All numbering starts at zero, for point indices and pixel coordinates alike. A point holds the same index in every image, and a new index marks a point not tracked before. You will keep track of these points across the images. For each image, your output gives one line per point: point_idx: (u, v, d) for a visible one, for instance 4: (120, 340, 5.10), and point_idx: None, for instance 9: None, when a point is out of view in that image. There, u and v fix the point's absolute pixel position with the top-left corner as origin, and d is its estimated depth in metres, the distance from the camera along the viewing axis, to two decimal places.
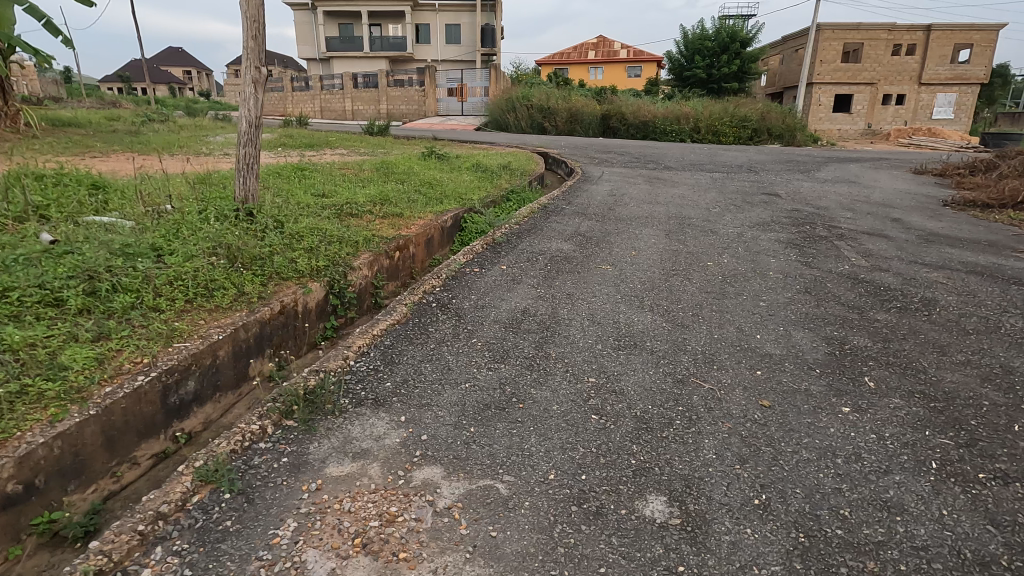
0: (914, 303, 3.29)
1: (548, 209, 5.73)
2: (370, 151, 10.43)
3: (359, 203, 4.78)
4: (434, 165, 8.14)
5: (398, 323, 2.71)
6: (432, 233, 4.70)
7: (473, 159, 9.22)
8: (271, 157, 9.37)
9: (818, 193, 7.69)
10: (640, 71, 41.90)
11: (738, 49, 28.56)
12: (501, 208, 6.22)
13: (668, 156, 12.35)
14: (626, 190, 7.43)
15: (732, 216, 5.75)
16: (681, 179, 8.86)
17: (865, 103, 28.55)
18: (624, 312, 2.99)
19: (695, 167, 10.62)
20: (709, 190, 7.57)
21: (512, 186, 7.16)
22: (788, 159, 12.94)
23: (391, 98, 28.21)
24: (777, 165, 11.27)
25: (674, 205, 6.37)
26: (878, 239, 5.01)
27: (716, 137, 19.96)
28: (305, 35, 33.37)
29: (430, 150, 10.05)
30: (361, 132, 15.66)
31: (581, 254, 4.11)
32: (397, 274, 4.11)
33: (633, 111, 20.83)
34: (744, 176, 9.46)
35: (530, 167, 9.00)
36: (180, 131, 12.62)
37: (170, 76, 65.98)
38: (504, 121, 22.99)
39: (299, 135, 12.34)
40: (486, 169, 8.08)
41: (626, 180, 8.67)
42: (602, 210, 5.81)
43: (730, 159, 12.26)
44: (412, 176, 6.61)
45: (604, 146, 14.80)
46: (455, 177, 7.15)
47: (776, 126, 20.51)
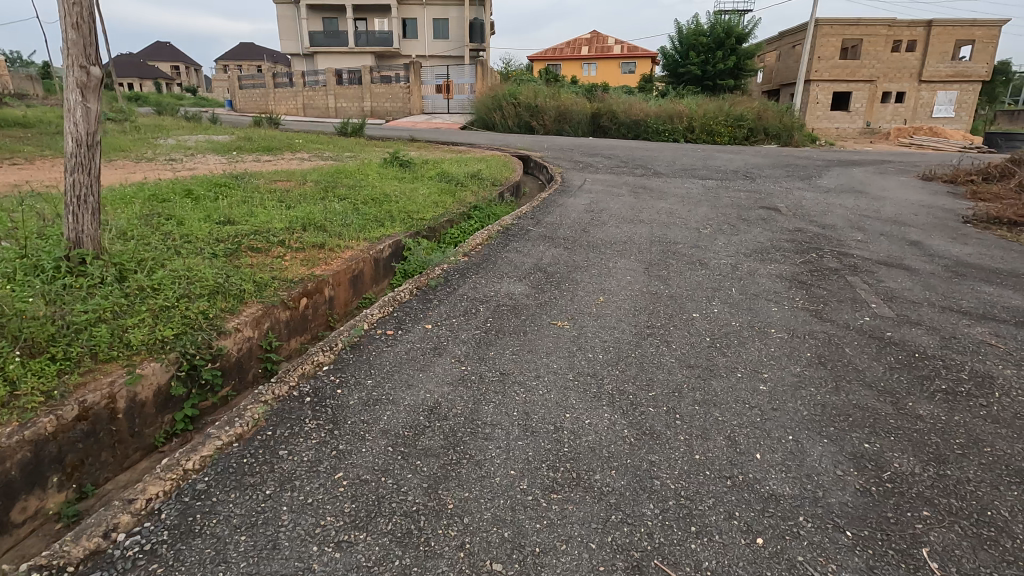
0: (964, 384, 2.48)
1: (510, 232, 4.94)
2: (335, 157, 9.61)
3: (271, 231, 3.94)
4: (396, 174, 7.32)
5: (237, 440, 1.88)
6: (360, 268, 3.87)
7: (444, 165, 8.41)
8: (221, 164, 8.53)
9: (821, 206, 6.90)
10: (634, 67, 41.00)
11: (734, 45, 27.76)
12: (461, 228, 5.40)
13: (658, 160, 11.53)
14: (606, 203, 6.63)
15: (723, 239, 4.98)
16: (670, 188, 8.08)
17: (864, 101, 27.77)
18: (574, 410, 2.16)
19: (687, 173, 9.82)
20: (700, 203, 6.78)
21: (478, 199, 6.35)
22: (787, 163, 12.16)
23: (375, 95, 27.25)
24: (774, 171, 10.47)
25: (658, 224, 5.58)
26: (895, 271, 4.23)
27: (711, 137, 19.15)
28: (288, 29, 32.31)
29: (399, 156, 9.22)
30: (335, 133, 14.77)
31: (535, 301, 3.30)
32: (304, 327, 3.28)
33: (624, 110, 20.00)
34: (739, 185, 8.67)
35: (505, 175, 8.19)
36: (134, 132, 11.73)
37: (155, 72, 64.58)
38: (491, 120, 22.10)
39: (261, 137, 11.48)
40: (454, 178, 7.27)
41: (608, 189, 7.86)
42: (574, 233, 5.02)
43: (725, 163, 11.44)
44: (360, 191, 5.77)
45: (591, 147, 13.98)
46: (414, 189, 6.33)
47: (773, 126, 19.69)
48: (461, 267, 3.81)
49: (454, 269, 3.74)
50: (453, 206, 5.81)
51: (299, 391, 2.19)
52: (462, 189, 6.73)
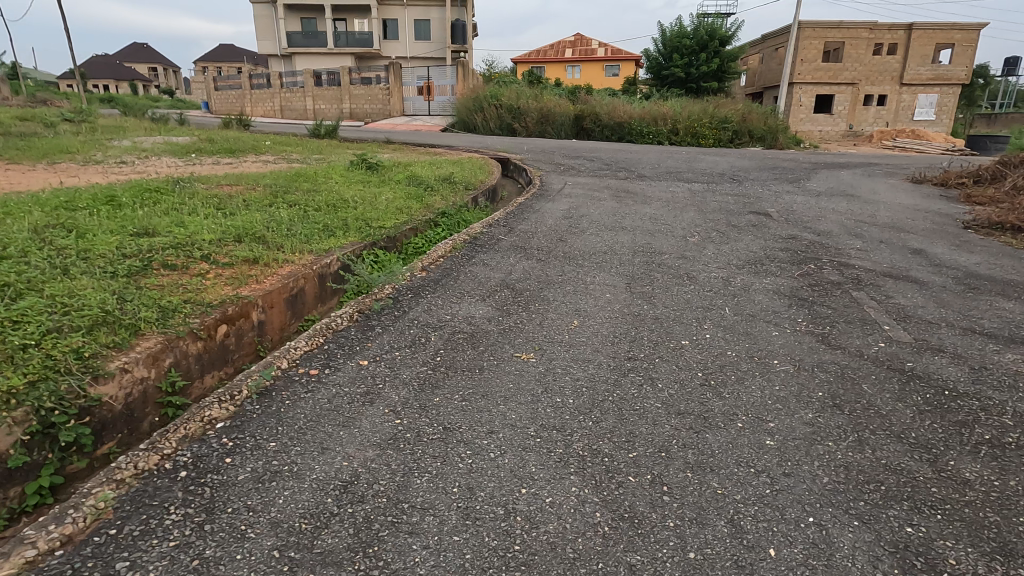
0: (1010, 432, 2.04)
1: (479, 242, 4.44)
2: (301, 159, 9.06)
3: (197, 242, 3.42)
4: (362, 178, 6.81)
5: (60, 547, 1.37)
6: (300, 286, 3.37)
7: (416, 168, 7.92)
8: (175, 167, 7.95)
9: (814, 211, 6.51)
10: (618, 70, 40.82)
11: (717, 48, 27.65)
12: (426, 238, 4.90)
13: (642, 162, 11.13)
14: (586, 208, 6.17)
15: (712, 249, 4.53)
16: (655, 192, 7.65)
17: (846, 104, 27.77)
18: (531, 485, 1.67)
19: (671, 176, 9.44)
20: (686, 209, 6.34)
21: (449, 205, 5.85)
22: (773, 165, 11.84)
23: (354, 97, 26.63)
24: (762, 174, 10.11)
25: (641, 231, 5.12)
26: (903, 284, 3.81)
27: (695, 139, 18.86)
28: (265, 29, 31.56)
29: (370, 158, 8.71)
30: (307, 135, 14.19)
31: (497, 326, 2.82)
32: (222, 359, 2.75)
33: (608, 112, 19.65)
34: (726, 188, 8.29)
35: (481, 179, 7.71)
36: (89, 133, 11.06)
37: (132, 73, 63.18)
38: (472, 122, 21.62)
39: (226, 139, 10.88)
40: (424, 181, 6.78)
41: (589, 193, 7.41)
42: (549, 243, 4.54)
43: (711, 165, 11.06)
44: (316, 196, 5.25)
45: (573, 149, 13.57)
46: (378, 194, 5.82)
47: (757, 128, 19.46)
48: (415, 286, 3.30)
49: (407, 289, 3.23)
50: (418, 213, 5.31)
51: (172, 463, 1.67)
52: (432, 194, 6.24)
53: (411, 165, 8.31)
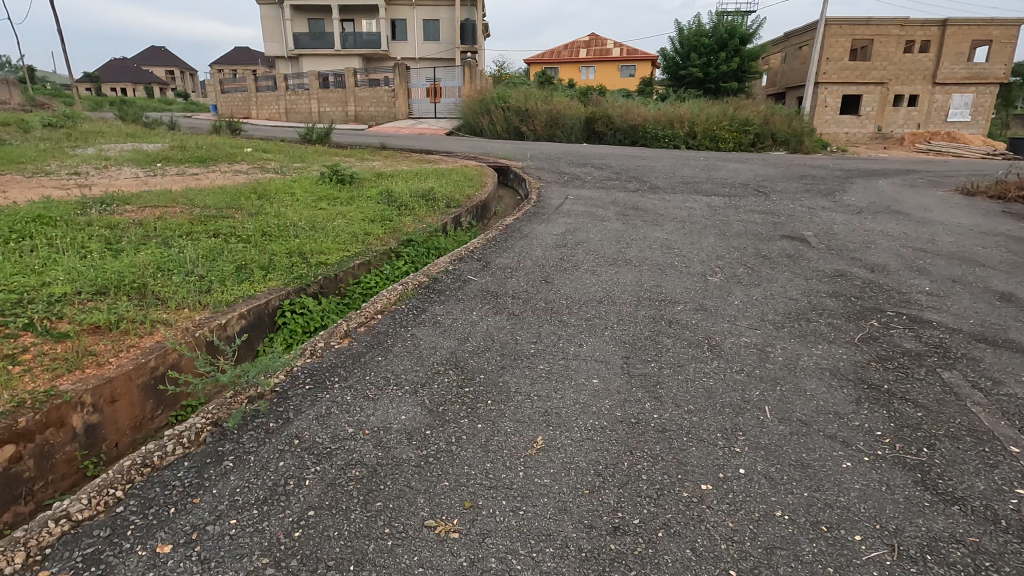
0: None
1: (439, 284, 3.49)
2: (276, 170, 8.26)
3: (35, 303, 2.55)
4: (329, 195, 5.93)
5: None
6: (169, 364, 2.45)
7: (398, 181, 7.03)
8: (130, 180, 7.17)
9: (859, 236, 5.45)
10: (633, 71, 39.65)
11: (737, 46, 26.45)
12: (382, 276, 3.98)
13: (655, 171, 10.10)
14: (584, 231, 5.20)
15: (738, 295, 3.53)
16: (667, 208, 6.66)
17: (875, 105, 26.32)
18: None
19: (687, 187, 8.43)
20: (704, 232, 5.35)
21: (420, 229, 4.93)
22: (803, 173, 10.73)
23: (360, 99, 25.96)
24: (790, 184, 9.03)
25: (648, 265, 4.14)
26: (1008, 355, 2.77)
27: (714, 143, 17.73)
28: (272, 31, 31.08)
29: (351, 169, 7.87)
30: (299, 140, 13.44)
31: (420, 451, 1.87)
32: (6, 499, 1.84)
33: (621, 114, 18.61)
34: (751, 203, 7.26)
35: (469, 194, 6.78)
36: (62, 139, 10.41)
37: (150, 77, 63.78)
38: (478, 125, 20.73)
39: (204, 146, 10.15)
40: (398, 198, 5.86)
41: (590, 209, 6.44)
42: (530, 286, 3.57)
43: (732, 174, 10.01)
44: (254, 220, 4.36)
45: (582, 155, 12.60)
46: (335, 218, 4.92)
47: (781, 131, 18.27)
48: (322, 368, 2.35)
49: (306, 375, 2.28)
50: (378, 242, 4.39)
51: None
52: (403, 216, 5.32)
53: (395, 177, 7.47)
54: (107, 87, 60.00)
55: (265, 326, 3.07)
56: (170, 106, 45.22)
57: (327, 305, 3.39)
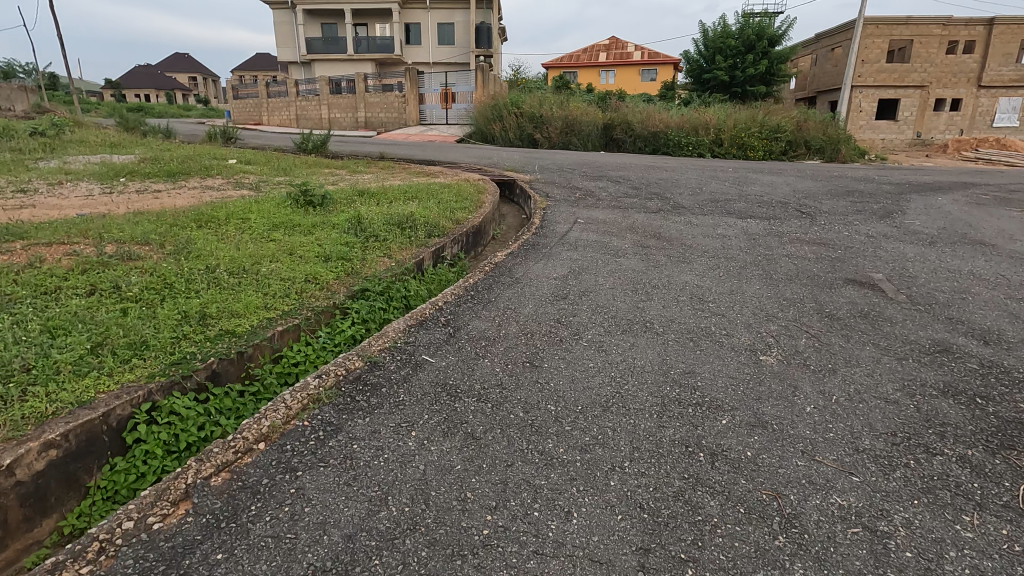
0: None
1: (375, 374, 2.45)
2: (249, 187, 7.35)
3: None
4: (286, 224, 4.96)
5: None
6: None
7: (379, 202, 6.04)
8: (78, 201, 6.35)
9: (942, 278, 4.30)
10: (654, 75, 38.42)
11: (765, 48, 25.12)
12: (314, 349, 2.96)
13: (679, 186, 8.99)
14: (591, 273, 4.15)
15: (808, 392, 2.44)
16: (694, 236, 5.58)
17: (913, 108, 24.71)
18: None
19: (717, 207, 7.33)
20: (744, 274, 4.25)
21: (384, 273, 3.91)
22: (848, 187, 9.51)
23: (370, 105, 25.23)
24: (836, 203, 7.84)
25: (674, 333, 3.06)
26: None
27: (743, 151, 16.48)
28: (284, 36, 30.61)
29: (331, 188, 6.93)
30: (294, 149, 12.61)
31: None
32: None
33: (641, 120, 17.46)
34: (794, 228, 6.14)
35: (460, 219, 5.76)
36: (35, 150, 9.73)
37: (173, 83, 64.42)
38: (490, 132, 19.78)
39: (183, 157, 9.32)
40: (369, 227, 4.86)
41: (602, 238, 5.38)
42: (506, 376, 2.52)
43: (767, 190, 8.87)
44: (161, 266, 3.38)
45: (597, 166, 11.54)
46: (277, 261, 3.92)
47: (815, 138, 16.94)
48: None
49: None
50: (321, 294, 3.40)
51: None
52: (369, 254, 4.31)
53: (379, 198, 6.50)
54: (130, 93, 60.72)
55: (104, 449, 2.07)
56: (188, 112, 45.29)
57: (211, 407, 2.37)
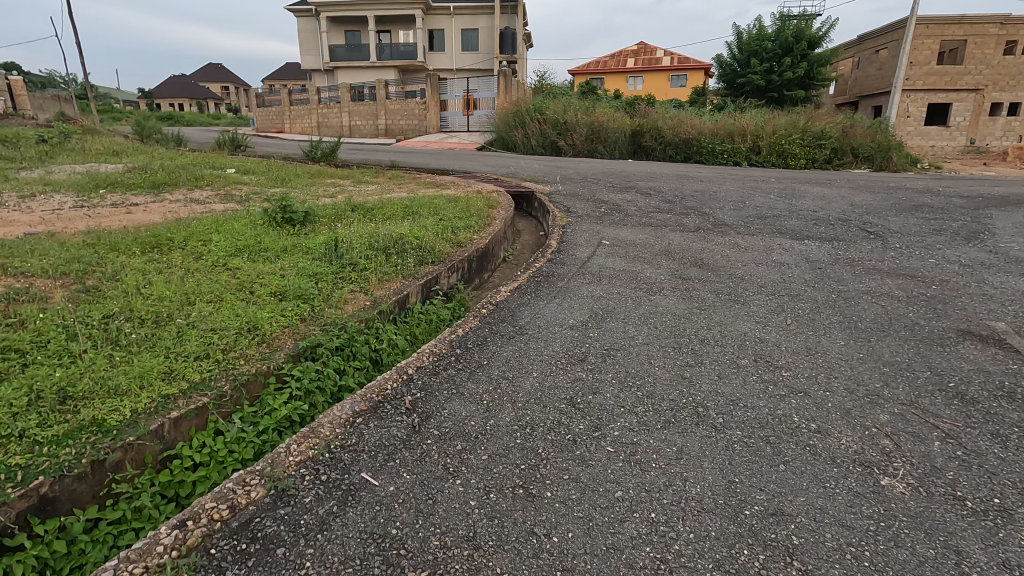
0: None
1: (276, 516, 1.57)
2: (235, 201, 6.65)
3: None
4: (251, 248, 4.16)
5: None
6: None
7: (370, 221, 5.21)
8: (41, 215, 5.71)
9: None
10: (684, 81, 37.22)
11: (804, 50, 23.82)
12: (222, 444, 2.09)
13: (717, 200, 7.99)
14: (619, 319, 3.23)
15: (984, 568, 1.47)
16: (744, 263, 4.61)
17: (967, 114, 23.03)
18: None
19: (766, 225, 6.33)
20: (819, 322, 3.28)
21: (349, 320, 3.04)
22: (914, 201, 8.35)
23: (391, 112, 24.74)
24: (906, 220, 6.73)
25: (741, 430, 2.10)
26: None
27: (783, 160, 15.39)
28: (308, 43, 30.51)
29: (323, 204, 6.17)
30: (301, 157, 12.00)
31: None
32: None
33: (672, 126, 16.43)
34: (865, 253, 5.10)
35: (463, 241, 4.89)
36: (27, 158, 9.27)
37: (206, 93, 65.72)
38: (512, 139, 19.00)
39: (177, 166, 8.72)
40: (347, 254, 4.01)
41: (631, 266, 4.46)
42: (484, 519, 1.60)
43: (820, 204, 7.79)
44: (48, 314, 2.59)
45: (625, 176, 10.59)
46: (217, 302, 3.09)
47: (863, 145, 15.64)
48: None
49: None
50: (256, 353, 2.55)
51: None
52: (339, 291, 3.46)
53: (374, 215, 5.71)
54: (164, 102, 62.13)
55: None
56: (217, 120, 45.84)
57: (15, 569, 1.52)
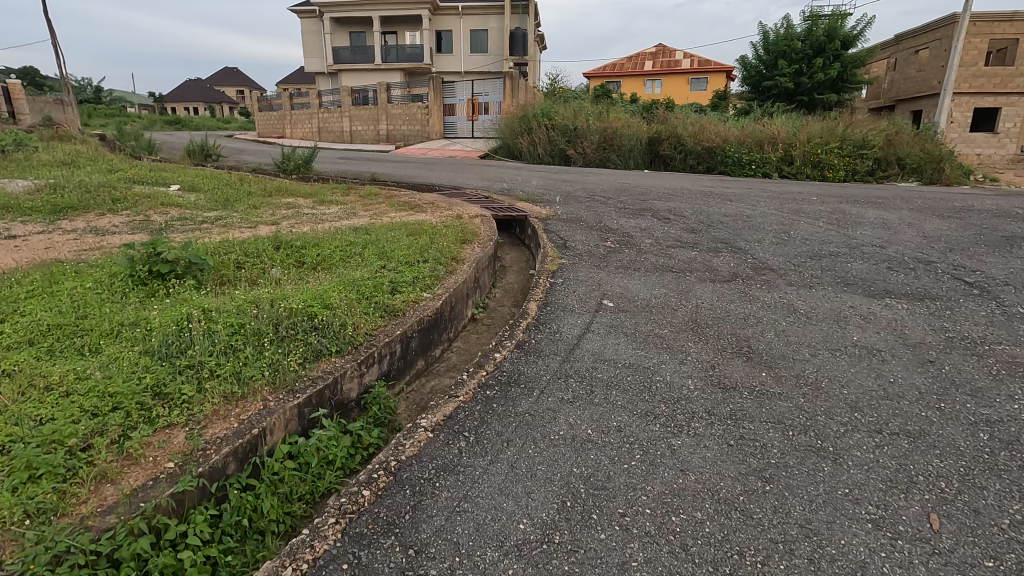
0: None
1: None
2: (145, 233, 5.31)
3: None
4: (60, 330, 2.76)
5: None
6: None
7: (277, 276, 3.81)
8: None
9: None
10: (704, 84, 35.52)
11: (837, 51, 22.07)
12: None
13: (754, 229, 6.45)
14: (612, 518, 1.73)
15: None
16: (812, 350, 3.09)
17: (1018, 119, 20.96)
18: None
19: (822, 272, 4.80)
20: (992, 527, 1.75)
21: (83, 537, 1.58)
22: (1000, 231, 6.70)
23: (392, 117, 23.50)
24: (1009, 264, 5.12)
25: None
26: None
27: (819, 171, 13.73)
28: (312, 46, 29.43)
29: (242, 240, 4.80)
30: (272, 168, 10.69)
31: None
32: None
33: (693, 133, 14.86)
34: (984, 327, 3.53)
35: (401, 307, 3.42)
36: None
37: (220, 97, 65.54)
38: (517, 147, 17.60)
39: (105, 182, 7.42)
40: (191, 347, 2.56)
41: (642, 357, 2.96)
42: None
43: (885, 236, 6.20)
44: None
45: (639, 194, 9.08)
46: None
47: (910, 155, 13.89)
48: None
49: None
50: None
51: None
52: (128, 438, 2.02)
53: (297, 263, 4.31)
54: (179, 107, 62.06)
55: None
56: (227, 125, 45.09)
57: None
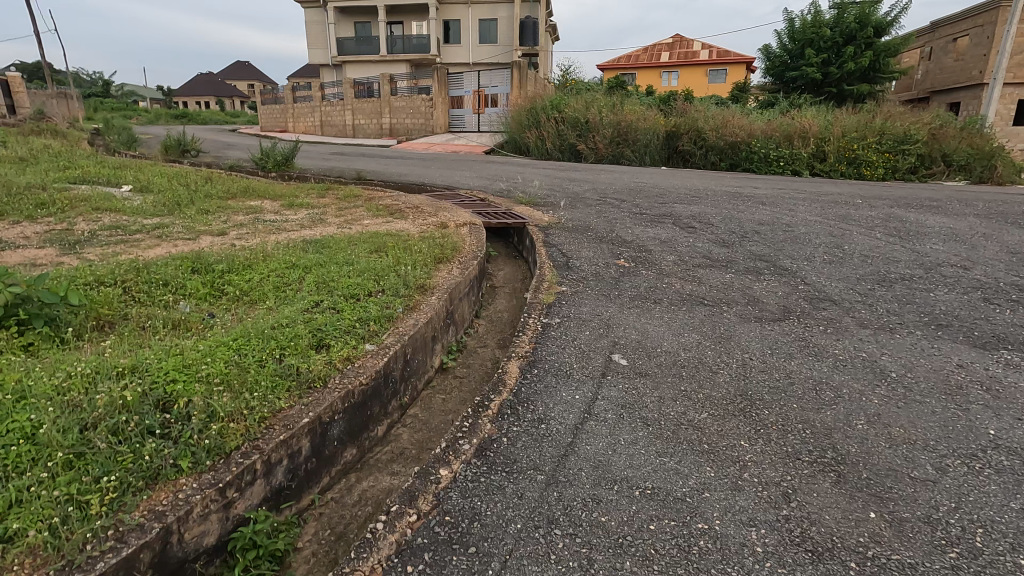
0: None
1: None
2: (51, 249, 4.36)
3: None
4: None
5: None
6: None
7: (163, 328, 2.80)
8: None
9: None
10: (724, 76, 34.06)
11: (870, 38, 20.61)
12: None
13: (798, 242, 5.34)
14: None
15: None
16: (936, 461, 2.00)
17: None
18: None
19: (899, 306, 3.71)
20: None
21: None
22: None
23: (396, 110, 22.54)
24: None
25: None
26: None
27: (855, 169, 12.47)
28: (316, 36, 28.49)
29: (155, 262, 3.79)
30: (250, 165, 9.75)
31: None
32: None
33: (716, 126, 13.65)
34: None
35: (318, 376, 2.37)
36: None
37: (230, 90, 65.09)
38: (524, 141, 16.52)
39: (44, 182, 6.52)
40: None
41: (672, 475, 1.89)
42: None
43: (963, 252, 5.06)
44: None
45: (657, 195, 7.97)
46: None
47: (958, 151, 12.56)
48: None
49: None
50: None
51: None
52: None
53: (211, 302, 3.30)
54: (189, 101, 61.71)
55: None
56: (234, 120, 44.42)
57: None
